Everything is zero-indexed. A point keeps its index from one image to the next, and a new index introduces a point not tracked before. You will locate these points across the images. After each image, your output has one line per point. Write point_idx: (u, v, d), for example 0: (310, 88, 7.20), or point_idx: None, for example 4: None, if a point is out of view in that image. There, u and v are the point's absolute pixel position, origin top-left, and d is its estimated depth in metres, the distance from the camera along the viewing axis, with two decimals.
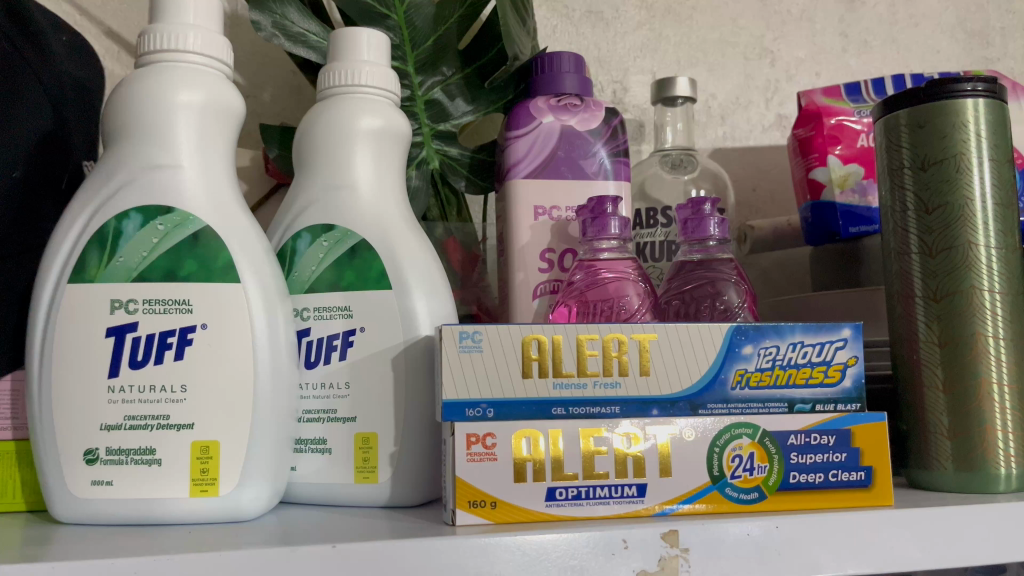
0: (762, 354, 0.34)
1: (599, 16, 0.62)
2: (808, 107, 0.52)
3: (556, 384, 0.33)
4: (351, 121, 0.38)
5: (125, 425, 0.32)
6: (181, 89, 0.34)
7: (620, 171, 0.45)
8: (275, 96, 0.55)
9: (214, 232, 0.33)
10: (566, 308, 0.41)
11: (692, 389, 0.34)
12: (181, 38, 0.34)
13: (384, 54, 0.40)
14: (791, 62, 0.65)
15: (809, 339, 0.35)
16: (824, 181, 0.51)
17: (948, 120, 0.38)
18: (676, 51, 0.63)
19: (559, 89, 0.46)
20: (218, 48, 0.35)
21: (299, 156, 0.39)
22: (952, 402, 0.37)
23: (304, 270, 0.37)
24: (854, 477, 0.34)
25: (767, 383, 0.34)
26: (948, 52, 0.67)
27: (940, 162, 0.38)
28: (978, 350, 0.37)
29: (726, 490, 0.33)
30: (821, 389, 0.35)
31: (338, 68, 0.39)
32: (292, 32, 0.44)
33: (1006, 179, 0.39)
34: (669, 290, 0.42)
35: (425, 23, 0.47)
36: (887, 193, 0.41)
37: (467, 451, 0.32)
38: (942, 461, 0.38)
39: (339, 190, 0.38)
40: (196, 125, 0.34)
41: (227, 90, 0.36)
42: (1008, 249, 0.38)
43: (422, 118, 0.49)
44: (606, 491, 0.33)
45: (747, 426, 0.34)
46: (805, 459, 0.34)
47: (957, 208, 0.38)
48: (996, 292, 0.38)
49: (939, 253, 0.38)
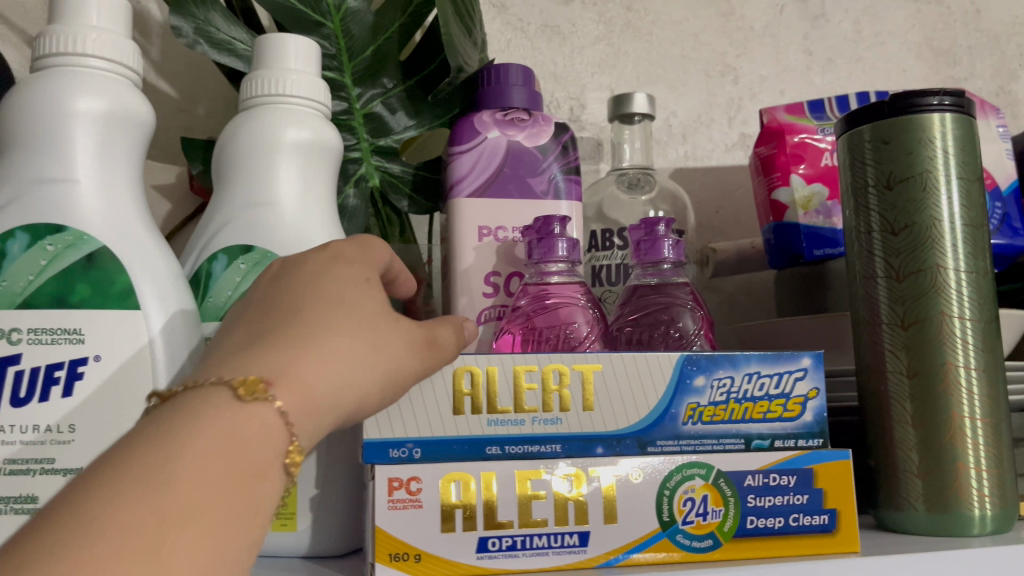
0: (716, 386, 0.32)
1: (555, 31, 0.60)
2: (770, 124, 0.50)
3: (490, 420, 0.30)
4: (273, 133, 0.35)
5: (4, 470, 0.28)
6: (79, 95, 0.31)
7: (571, 190, 0.42)
8: (210, 110, 0.51)
9: (112, 254, 0.30)
10: (513, 343, 0.38)
11: (640, 425, 0.31)
12: (79, 39, 0.31)
13: (314, 63, 0.37)
14: (755, 81, 0.63)
15: (767, 369, 0.32)
16: (787, 202, 0.49)
17: (913, 135, 0.36)
18: (635, 67, 0.61)
19: (506, 103, 0.43)
20: (122, 52, 0.32)
21: (218, 172, 0.36)
22: (923, 438, 0.35)
23: (219, 296, 0.34)
24: (817, 521, 0.31)
25: (721, 418, 0.32)
26: (915, 70, 0.66)
27: (906, 180, 0.36)
28: (949, 382, 0.35)
29: (677, 537, 0.30)
30: (780, 424, 0.32)
31: (262, 76, 0.36)
32: (217, 40, 0.41)
33: (976, 199, 0.36)
34: (619, 319, 0.39)
35: (362, 32, 0.44)
36: (851, 213, 0.38)
37: (389, 497, 0.28)
38: (912, 501, 0.35)
39: (260, 208, 0.35)
40: (97, 135, 0.31)
41: (132, 97, 0.33)
42: (978, 273, 0.36)
43: (360, 132, 0.45)
44: (544, 541, 0.29)
45: (700, 466, 0.31)
46: (763, 502, 0.31)
47: (924, 229, 0.35)
48: (967, 320, 0.35)
49: (906, 277, 0.36)
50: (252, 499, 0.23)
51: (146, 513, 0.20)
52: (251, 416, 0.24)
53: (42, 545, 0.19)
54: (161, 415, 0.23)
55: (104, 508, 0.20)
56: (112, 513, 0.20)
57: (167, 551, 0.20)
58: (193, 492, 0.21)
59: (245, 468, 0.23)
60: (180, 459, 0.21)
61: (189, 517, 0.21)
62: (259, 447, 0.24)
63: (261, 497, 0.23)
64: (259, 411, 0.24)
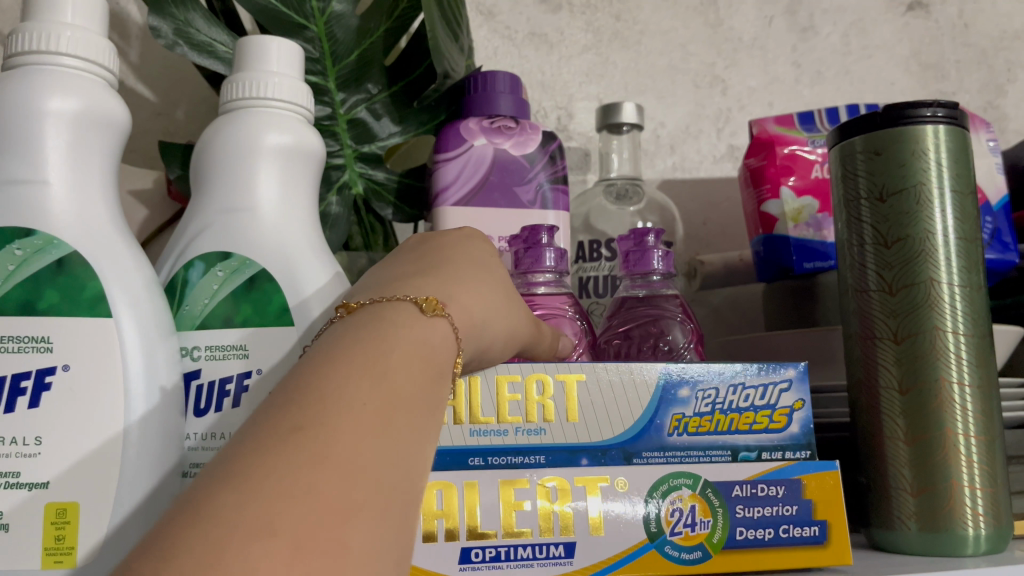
0: (700, 398, 0.31)
1: (543, 39, 0.59)
2: (760, 135, 0.50)
3: (473, 431, 0.30)
4: (254, 137, 0.34)
5: None
6: (53, 94, 0.30)
7: (558, 200, 0.42)
8: (190, 114, 0.50)
9: (83, 260, 0.29)
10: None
11: (624, 436, 0.30)
12: (53, 37, 0.30)
13: (296, 66, 0.36)
14: (743, 92, 0.63)
15: (752, 381, 0.31)
16: (777, 214, 0.48)
17: (906, 147, 0.35)
18: (623, 77, 0.60)
19: (492, 110, 0.42)
20: (98, 51, 0.31)
21: (196, 177, 0.35)
22: (916, 455, 0.34)
23: (196, 303, 0.33)
24: (808, 532, 0.30)
25: (707, 429, 0.31)
26: (903, 84, 0.66)
27: (899, 192, 0.35)
28: (943, 399, 0.34)
29: (665, 548, 0.29)
30: (767, 436, 0.31)
31: (243, 79, 0.35)
32: (197, 41, 0.40)
33: (969, 212, 0.36)
34: (607, 332, 0.39)
35: (347, 35, 0.43)
36: (843, 226, 0.38)
37: None
38: (905, 520, 0.34)
39: (239, 214, 0.33)
40: (70, 135, 0.30)
41: (107, 98, 0.31)
42: (971, 287, 0.35)
43: (344, 138, 0.44)
44: (529, 552, 0.28)
45: (686, 476, 0.30)
46: (752, 513, 0.30)
47: (917, 242, 0.35)
48: (961, 335, 0.34)
49: (900, 291, 0.35)
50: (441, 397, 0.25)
51: (374, 394, 0.22)
52: (437, 329, 0.26)
53: (295, 419, 0.20)
54: (357, 322, 0.25)
55: (343, 389, 0.22)
56: (344, 389, 0.22)
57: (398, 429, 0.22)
58: (406, 382, 0.23)
59: (438, 369, 0.25)
60: (388, 353, 0.24)
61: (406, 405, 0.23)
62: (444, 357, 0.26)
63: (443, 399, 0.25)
64: (440, 323, 0.26)
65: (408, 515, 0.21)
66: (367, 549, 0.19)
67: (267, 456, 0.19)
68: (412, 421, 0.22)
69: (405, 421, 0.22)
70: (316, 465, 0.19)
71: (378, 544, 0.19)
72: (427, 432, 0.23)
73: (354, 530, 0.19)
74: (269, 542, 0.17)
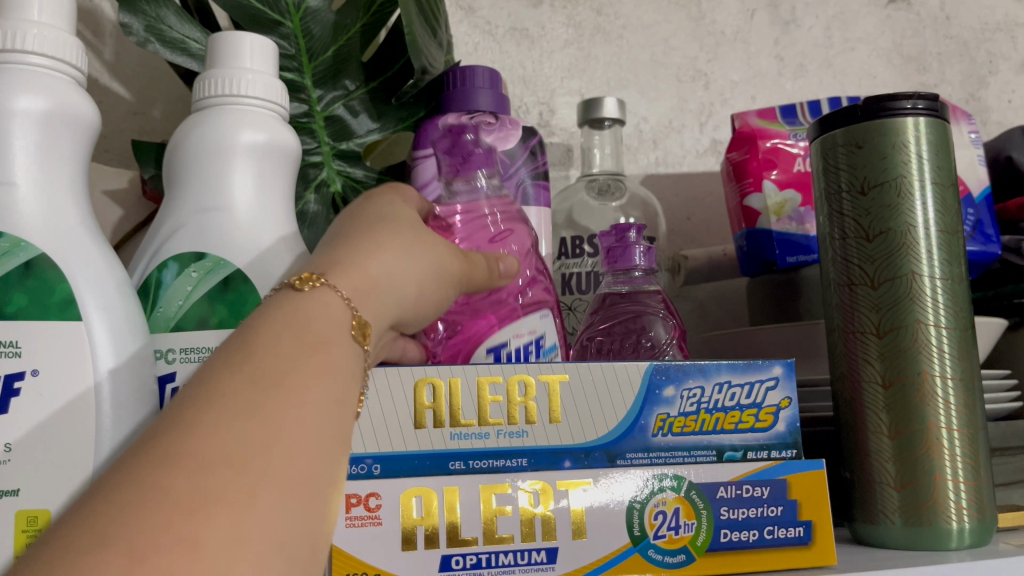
0: (685, 397, 0.30)
1: (524, 34, 0.58)
2: (742, 129, 0.49)
3: (453, 434, 0.29)
4: (227, 136, 0.33)
5: None
6: (19, 93, 0.29)
7: (540, 195, 0.42)
8: (167, 112, 0.50)
9: (52, 261, 0.29)
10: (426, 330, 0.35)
11: (608, 437, 0.30)
12: (19, 34, 0.29)
13: (269, 62, 0.36)
14: (726, 86, 0.63)
15: (737, 379, 0.31)
16: (760, 208, 0.48)
17: (887, 140, 0.35)
18: (605, 72, 0.60)
19: (472, 106, 0.39)
20: (66, 49, 0.31)
21: (170, 176, 0.35)
22: (899, 449, 0.34)
23: (170, 305, 0.32)
24: (792, 533, 0.30)
25: (692, 429, 0.31)
26: (885, 77, 0.66)
27: (880, 185, 0.35)
28: (925, 392, 0.34)
29: (648, 552, 0.29)
30: (752, 434, 0.31)
31: (216, 76, 0.34)
32: (169, 38, 0.39)
33: (950, 204, 0.36)
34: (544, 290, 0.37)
35: (323, 31, 0.43)
36: (825, 219, 0.37)
37: (347, 514, 0.27)
38: (888, 514, 0.34)
39: (211, 214, 0.33)
40: (37, 135, 0.29)
41: (76, 96, 0.31)
42: (953, 279, 0.35)
43: (322, 136, 0.44)
44: (511, 558, 0.28)
45: (671, 477, 0.30)
46: (736, 515, 0.30)
47: (899, 235, 0.35)
48: (942, 328, 0.34)
49: (881, 285, 0.35)
50: (342, 368, 0.24)
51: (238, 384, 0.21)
52: (314, 303, 0.25)
53: (155, 432, 0.20)
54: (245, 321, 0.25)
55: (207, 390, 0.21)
56: (210, 387, 0.21)
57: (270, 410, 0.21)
58: (290, 358, 0.22)
59: (323, 341, 0.24)
60: (260, 339, 0.23)
61: (286, 380, 0.22)
62: (337, 329, 0.24)
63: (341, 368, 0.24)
64: (328, 298, 0.25)
65: (299, 490, 0.20)
66: (229, 534, 0.18)
67: (121, 472, 0.19)
68: (294, 400, 0.21)
69: (285, 398, 0.21)
70: (168, 465, 0.19)
71: (245, 525, 0.18)
72: (322, 404, 0.22)
73: (215, 518, 0.18)
74: (103, 556, 0.17)
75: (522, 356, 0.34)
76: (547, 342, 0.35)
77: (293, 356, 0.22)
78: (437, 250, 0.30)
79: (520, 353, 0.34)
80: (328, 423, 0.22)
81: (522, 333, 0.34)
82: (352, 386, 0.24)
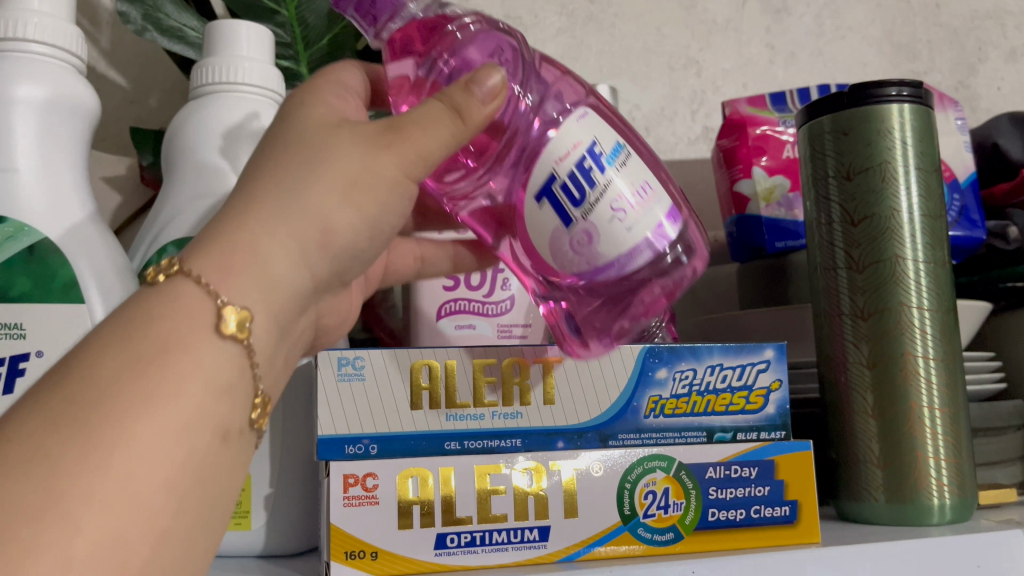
0: (677, 379, 0.32)
1: (517, 22, 0.59)
2: (732, 116, 0.50)
3: (450, 415, 0.30)
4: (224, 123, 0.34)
5: None
6: (20, 82, 0.30)
7: None
8: (163, 101, 0.50)
9: (54, 246, 0.29)
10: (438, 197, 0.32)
11: (601, 419, 0.31)
12: (20, 23, 0.30)
13: (266, 50, 0.36)
14: (717, 74, 0.63)
15: (729, 362, 0.32)
16: (749, 194, 0.49)
17: (872, 126, 0.36)
18: (598, 60, 0.61)
19: None
20: (66, 38, 0.31)
21: (168, 164, 0.35)
22: (883, 428, 0.35)
23: None
24: (778, 512, 0.31)
25: (683, 411, 0.32)
26: (875, 65, 0.67)
27: (865, 171, 0.36)
28: (908, 373, 0.35)
29: (638, 530, 0.30)
30: (743, 416, 0.32)
31: (213, 65, 0.35)
32: (167, 27, 0.40)
33: (934, 189, 0.36)
34: (551, 87, 0.30)
35: (318, 22, 0.43)
36: (812, 205, 0.38)
37: (344, 494, 0.28)
38: (873, 492, 0.35)
39: (209, 200, 0.34)
40: (38, 123, 0.30)
41: (75, 85, 0.31)
42: (936, 263, 0.36)
43: None
44: (504, 536, 0.29)
45: (661, 458, 0.30)
46: (725, 494, 0.31)
47: (883, 220, 0.35)
48: (925, 310, 0.35)
49: (866, 268, 0.36)
50: (193, 382, 0.21)
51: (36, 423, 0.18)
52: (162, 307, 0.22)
53: None
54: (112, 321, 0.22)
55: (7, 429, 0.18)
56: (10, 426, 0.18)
57: (60, 458, 0.18)
58: (116, 375, 0.20)
59: (160, 354, 0.20)
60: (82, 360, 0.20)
61: (93, 419, 0.19)
62: (191, 329, 0.22)
63: (181, 389, 0.20)
64: (183, 293, 0.22)
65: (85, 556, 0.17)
66: None
67: None
68: (95, 443, 0.18)
69: (88, 441, 0.18)
70: None
71: None
72: (146, 436, 0.19)
73: None
74: None
75: (580, 183, 0.26)
76: (604, 145, 0.26)
77: (120, 371, 0.20)
78: (356, 153, 0.24)
79: (577, 174, 0.26)
80: (142, 469, 0.19)
81: (568, 152, 0.26)
82: (203, 408, 0.21)
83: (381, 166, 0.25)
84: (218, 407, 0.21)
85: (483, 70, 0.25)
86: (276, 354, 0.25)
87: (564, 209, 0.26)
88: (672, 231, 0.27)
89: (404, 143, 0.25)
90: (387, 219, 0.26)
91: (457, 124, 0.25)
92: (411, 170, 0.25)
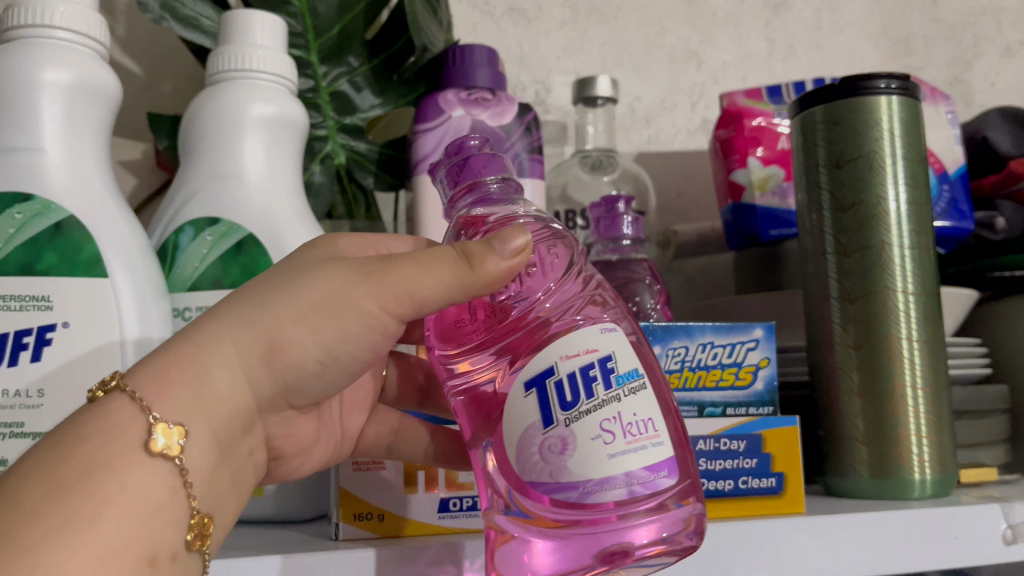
0: (671, 355, 0.33)
1: (521, 14, 0.60)
2: (729, 108, 0.51)
3: None
4: (240, 108, 0.36)
5: None
6: (47, 66, 0.31)
7: (535, 168, 0.43)
8: (176, 88, 0.52)
9: (79, 223, 0.31)
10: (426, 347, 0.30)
11: None
12: (47, 11, 0.31)
13: (279, 39, 0.38)
14: (717, 67, 0.65)
15: (720, 340, 0.34)
16: (744, 183, 0.50)
17: (861, 117, 0.37)
18: (600, 52, 0.62)
19: (470, 82, 0.44)
20: (91, 25, 0.33)
21: (185, 147, 0.37)
22: (868, 406, 0.36)
23: (186, 267, 0.34)
24: (764, 484, 0.33)
25: (676, 386, 0.33)
26: (872, 59, 0.68)
27: (854, 160, 0.37)
28: (892, 353, 0.36)
29: None
30: (732, 391, 0.34)
31: (229, 52, 0.36)
32: (183, 15, 0.41)
33: (920, 179, 0.38)
34: (585, 292, 0.28)
35: (329, 10, 0.45)
36: (804, 193, 0.40)
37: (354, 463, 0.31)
38: (857, 467, 0.37)
39: (226, 181, 0.35)
40: (63, 106, 0.32)
41: (99, 69, 0.33)
42: (921, 249, 0.37)
43: (327, 110, 0.46)
44: None
45: None
46: (714, 465, 0.32)
47: (871, 207, 0.37)
48: (909, 294, 0.37)
49: (853, 253, 0.37)
50: (119, 504, 0.22)
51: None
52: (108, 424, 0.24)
53: None
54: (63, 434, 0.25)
55: None
56: None
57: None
58: (47, 496, 0.21)
59: (91, 473, 0.22)
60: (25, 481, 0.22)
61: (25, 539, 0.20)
62: (124, 451, 0.23)
63: (109, 512, 0.22)
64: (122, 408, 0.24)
65: None
66: None
67: None
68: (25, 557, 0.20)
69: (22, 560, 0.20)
70: None
71: None
72: (64, 564, 0.20)
73: None
74: None
75: (575, 389, 0.25)
76: (620, 364, 0.26)
77: (42, 498, 0.21)
78: (337, 281, 0.26)
79: (577, 378, 0.26)
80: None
81: (577, 354, 0.26)
82: (132, 530, 0.22)
83: (355, 296, 0.26)
84: (146, 532, 0.23)
85: (509, 231, 0.26)
86: (216, 475, 0.26)
87: (548, 409, 0.25)
88: (658, 484, 0.25)
89: (385, 277, 0.26)
90: (349, 350, 0.27)
91: (464, 268, 0.25)
92: (391, 306, 0.26)
